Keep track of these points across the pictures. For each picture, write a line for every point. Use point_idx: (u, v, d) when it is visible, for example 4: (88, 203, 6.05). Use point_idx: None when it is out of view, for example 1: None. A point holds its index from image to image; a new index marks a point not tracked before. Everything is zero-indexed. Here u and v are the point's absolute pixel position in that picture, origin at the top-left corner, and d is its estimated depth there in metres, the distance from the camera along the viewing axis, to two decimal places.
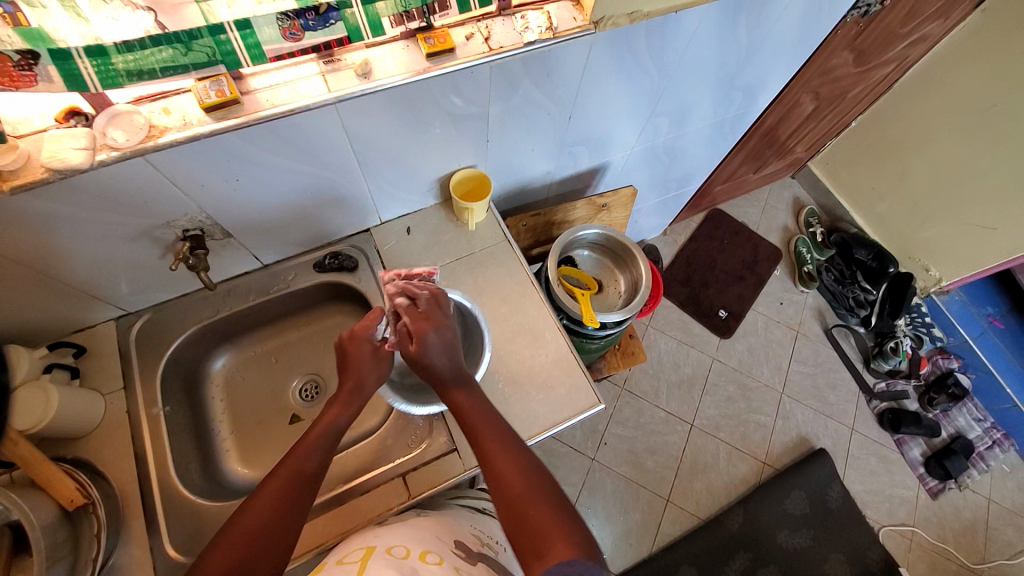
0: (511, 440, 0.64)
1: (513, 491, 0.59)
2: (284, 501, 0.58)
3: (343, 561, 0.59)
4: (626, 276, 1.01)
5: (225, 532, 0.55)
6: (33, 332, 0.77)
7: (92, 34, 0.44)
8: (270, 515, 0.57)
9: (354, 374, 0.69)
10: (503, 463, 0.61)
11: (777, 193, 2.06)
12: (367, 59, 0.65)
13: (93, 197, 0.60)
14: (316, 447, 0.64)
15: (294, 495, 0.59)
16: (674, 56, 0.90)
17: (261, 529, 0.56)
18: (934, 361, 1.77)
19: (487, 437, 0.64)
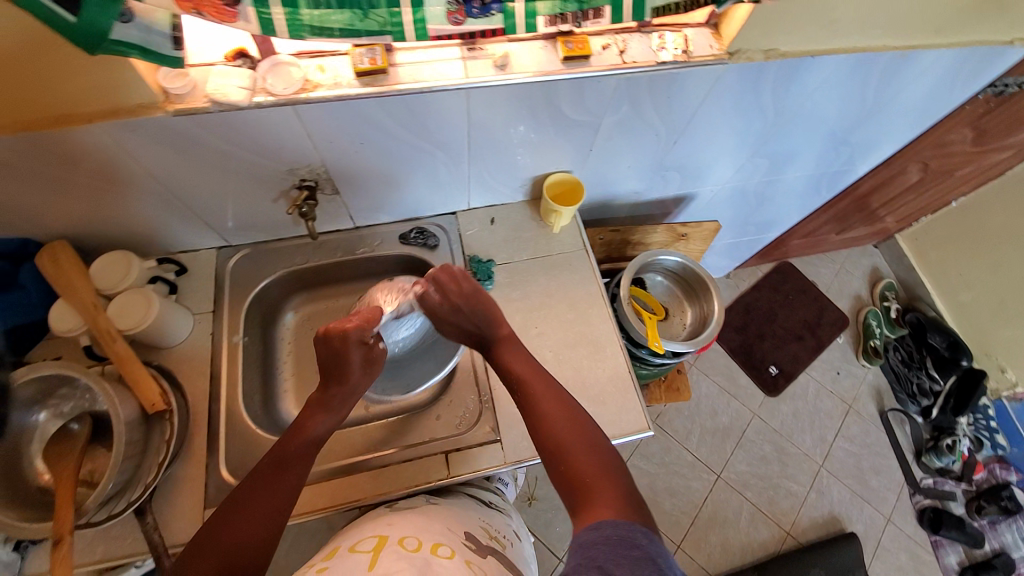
0: (565, 403, 0.69)
1: (562, 448, 0.65)
2: (282, 485, 0.63)
3: (355, 549, 0.60)
4: (695, 310, 1.00)
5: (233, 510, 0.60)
6: (149, 244, 0.84)
7: None
8: (270, 495, 0.62)
9: (343, 382, 0.72)
10: (553, 426, 0.67)
11: (855, 259, 1.97)
12: (507, 52, 0.68)
13: (239, 134, 0.66)
14: (307, 437, 0.69)
15: (291, 477, 0.64)
16: (796, 101, 0.89)
17: (263, 507, 0.61)
18: (991, 469, 1.64)
19: (541, 398, 0.70)
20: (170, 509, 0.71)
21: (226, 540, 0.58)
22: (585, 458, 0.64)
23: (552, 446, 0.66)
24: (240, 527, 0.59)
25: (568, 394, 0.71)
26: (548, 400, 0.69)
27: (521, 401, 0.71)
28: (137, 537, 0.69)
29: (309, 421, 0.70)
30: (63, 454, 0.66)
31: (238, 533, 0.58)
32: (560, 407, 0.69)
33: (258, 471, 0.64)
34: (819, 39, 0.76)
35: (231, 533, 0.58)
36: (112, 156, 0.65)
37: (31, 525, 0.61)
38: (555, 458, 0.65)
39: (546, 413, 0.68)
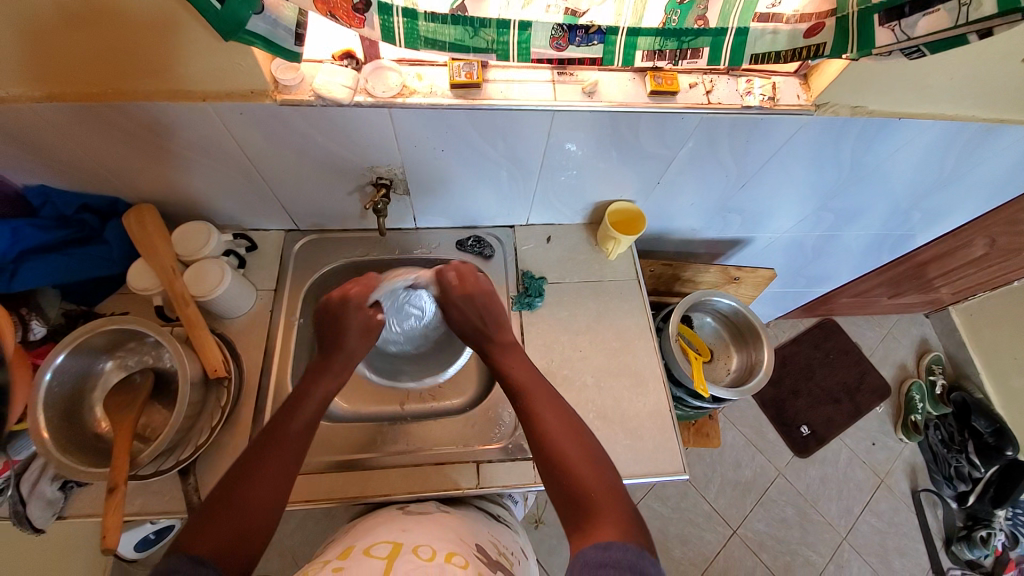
0: (567, 418, 0.69)
1: (565, 461, 0.64)
2: (280, 454, 0.63)
3: (371, 553, 0.56)
4: (742, 356, 0.98)
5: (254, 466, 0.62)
6: (226, 218, 0.89)
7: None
8: (276, 460, 0.63)
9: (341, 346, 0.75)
10: (553, 438, 0.67)
11: (904, 327, 1.89)
12: (596, 80, 0.70)
13: (333, 128, 0.69)
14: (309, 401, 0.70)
15: (292, 442, 0.65)
16: (874, 160, 0.88)
17: (273, 471, 0.62)
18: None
19: (544, 410, 0.69)
20: (209, 474, 0.73)
21: (239, 502, 0.58)
22: (587, 472, 0.63)
23: (553, 457, 0.65)
24: (251, 492, 0.59)
25: (570, 409, 0.71)
26: (551, 414, 0.69)
27: (524, 408, 0.71)
28: (175, 497, 0.71)
29: (309, 388, 0.71)
30: (123, 406, 0.67)
31: (250, 497, 0.59)
32: (563, 422, 0.68)
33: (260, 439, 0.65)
34: (908, 102, 0.75)
35: (244, 497, 0.59)
36: (214, 133, 0.70)
37: (87, 469, 0.64)
38: (555, 471, 0.64)
39: (547, 427, 0.68)
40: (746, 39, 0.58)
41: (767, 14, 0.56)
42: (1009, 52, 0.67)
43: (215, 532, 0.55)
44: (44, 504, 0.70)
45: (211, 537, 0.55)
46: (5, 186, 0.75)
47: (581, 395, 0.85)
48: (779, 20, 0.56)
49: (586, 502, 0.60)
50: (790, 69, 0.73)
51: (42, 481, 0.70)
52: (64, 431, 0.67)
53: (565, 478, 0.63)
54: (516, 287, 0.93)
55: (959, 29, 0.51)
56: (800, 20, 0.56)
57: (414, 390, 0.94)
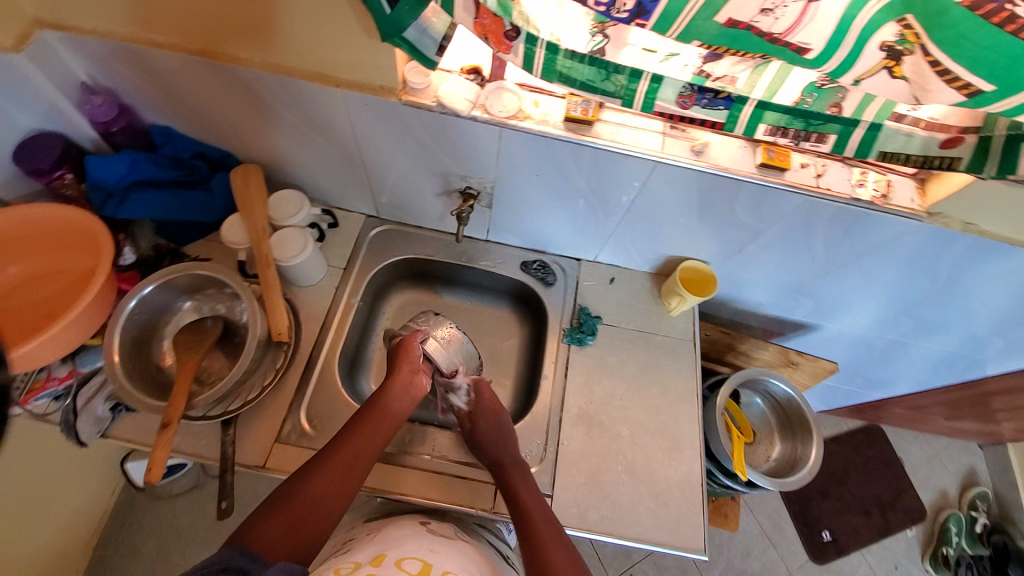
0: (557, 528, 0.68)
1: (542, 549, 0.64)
2: (345, 462, 0.65)
3: (402, 566, 0.58)
4: (786, 446, 0.93)
5: (317, 471, 0.64)
6: (317, 191, 0.93)
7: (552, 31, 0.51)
8: (345, 466, 0.65)
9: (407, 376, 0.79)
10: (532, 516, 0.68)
11: (955, 453, 1.75)
12: (707, 141, 0.70)
13: (443, 134, 0.72)
14: (378, 418, 0.72)
15: (362, 451, 0.67)
16: (974, 279, 0.83)
17: (336, 476, 0.64)
18: None
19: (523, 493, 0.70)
20: (247, 428, 0.76)
21: (300, 500, 0.60)
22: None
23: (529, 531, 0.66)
24: (312, 493, 0.62)
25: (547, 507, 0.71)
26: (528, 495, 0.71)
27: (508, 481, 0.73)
28: (211, 443, 0.74)
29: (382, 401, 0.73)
30: (191, 347, 0.71)
31: (310, 497, 0.61)
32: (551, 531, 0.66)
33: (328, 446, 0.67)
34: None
35: (306, 494, 0.61)
36: (332, 116, 0.74)
37: (142, 398, 0.68)
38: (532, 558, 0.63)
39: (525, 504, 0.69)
40: (877, 135, 0.56)
41: (904, 115, 0.55)
42: None
43: (273, 524, 0.57)
44: (93, 420, 0.74)
45: (266, 528, 0.57)
46: (134, 120, 0.82)
47: (613, 446, 0.83)
48: (916, 123, 0.55)
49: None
50: (909, 170, 0.70)
51: (96, 398, 0.74)
52: (131, 356, 0.71)
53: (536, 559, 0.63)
54: (570, 321, 0.93)
55: None
56: (938, 129, 0.54)
57: (447, 395, 0.95)
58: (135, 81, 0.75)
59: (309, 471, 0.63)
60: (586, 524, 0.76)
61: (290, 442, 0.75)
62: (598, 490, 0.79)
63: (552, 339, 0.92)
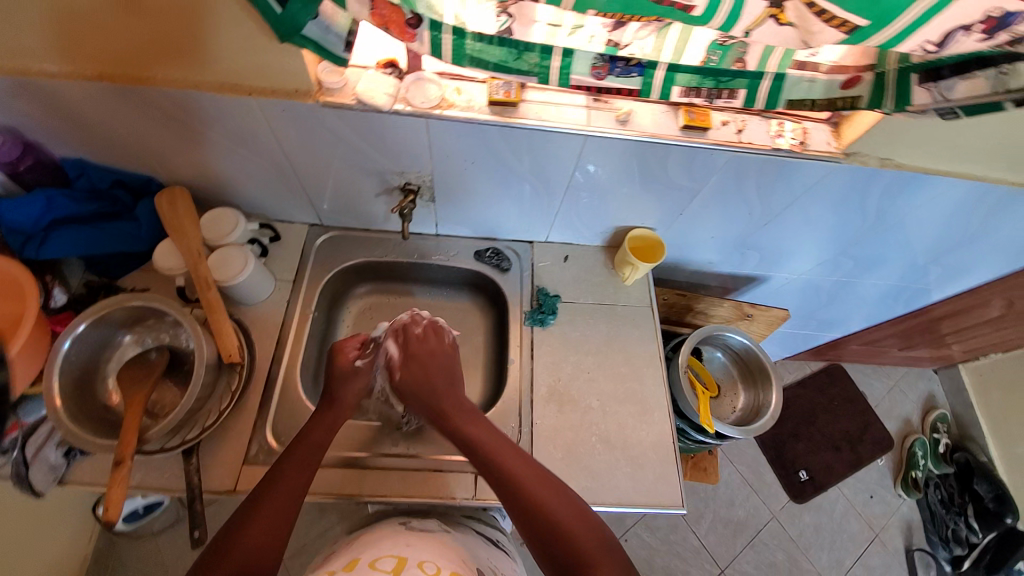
0: (536, 466, 0.67)
1: (529, 491, 0.64)
2: (283, 496, 0.63)
3: (376, 565, 0.62)
4: (749, 395, 0.97)
5: (252, 517, 0.60)
6: (254, 206, 0.91)
7: (456, 15, 0.50)
8: (280, 503, 0.62)
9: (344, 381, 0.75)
10: (529, 487, 0.64)
11: (912, 380, 1.86)
12: (630, 109, 0.71)
13: (369, 131, 0.71)
14: (311, 443, 0.69)
15: (298, 483, 0.65)
16: (899, 212, 0.88)
17: (272, 517, 0.61)
18: None
19: (515, 466, 0.66)
20: (213, 455, 0.74)
21: (238, 549, 0.58)
22: (558, 504, 0.63)
23: (536, 511, 0.63)
24: (248, 541, 0.58)
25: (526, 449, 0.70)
26: (517, 458, 0.67)
27: (479, 450, 0.68)
28: (177, 476, 0.73)
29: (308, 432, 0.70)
30: (136, 382, 0.69)
31: (246, 544, 0.58)
32: (529, 466, 0.66)
33: (259, 487, 0.64)
34: (937, 160, 0.75)
35: (242, 541, 0.58)
36: (254, 126, 0.72)
37: (91, 438, 0.65)
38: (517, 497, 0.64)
39: (515, 473, 0.65)
40: (783, 84, 0.59)
41: (805, 62, 0.57)
42: None
43: None
44: (46, 468, 0.71)
45: None
46: (46, 155, 0.78)
47: (583, 419, 0.85)
48: (817, 69, 0.57)
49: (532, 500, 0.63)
50: (822, 116, 0.74)
51: (46, 446, 0.71)
52: (75, 398, 0.68)
53: (545, 525, 0.62)
54: (529, 302, 0.94)
55: (997, 96, 0.50)
56: (838, 71, 0.57)
57: None
58: (38, 115, 0.71)
59: (243, 520, 0.60)
60: None
61: (258, 462, 0.74)
62: (574, 463, 0.81)
63: (513, 324, 0.92)
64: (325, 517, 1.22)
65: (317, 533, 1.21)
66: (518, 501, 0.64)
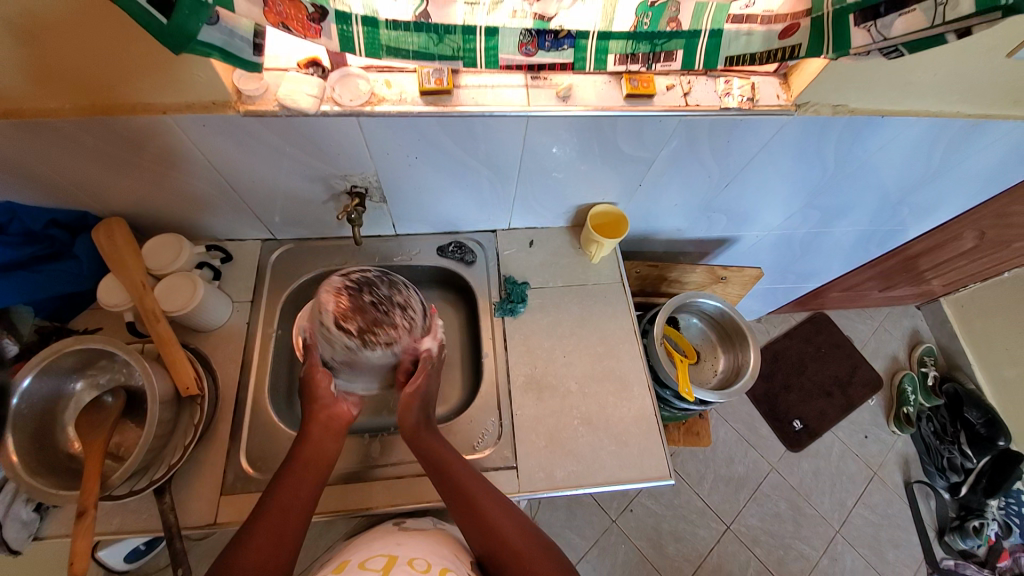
0: (488, 486, 0.69)
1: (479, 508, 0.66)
2: (278, 519, 0.62)
3: (366, 566, 0.62)
4: (729, 358, 0.97)
5: (249, 537, 0.60)
6: (199, 228, 0.87)
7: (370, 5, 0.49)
8: (286, 523, 0.62)
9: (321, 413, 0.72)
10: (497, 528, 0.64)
11: (894, 318, 1.88)
12: (571, 84, 0.68)
13: (301, 137, 0.67)
14: (303, 461, 0.68)
15: (298, 501, 0.64)
16: (859, 156, 0.86)
17: (274, 538, 0.60)
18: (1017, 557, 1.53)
19: (477, 497, 0.67)
20: (189, 490, 0.73)
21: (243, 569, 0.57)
22: (504, 519, 0.66)
23: (499, 542, 0.64)
24: (248, 559, 0.58)
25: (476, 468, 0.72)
26: (469, 480, 0.69)
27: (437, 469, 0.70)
28: (155, 515, 0.71)
29: (300, 449, 0.69)
30: (96, 428, 0.66)
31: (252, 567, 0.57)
32: (478, 483, 0.69)
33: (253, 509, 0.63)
34: (890, 100, 0.74)
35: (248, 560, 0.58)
36: (177, 146, 0.68)
37: (59, 492, 0.61)
38: (468, 510, 0.66)
39: (464, 484, 0.68)
40: (720, 41, 0.56)
41: (741, 15, 0.55)
42: (993, 48, 0.65)
43: None
44: (20, 526, 0.69)
45: None
46: None
47: (564, 404, 0.84)
48: (753, 20, 0.54)
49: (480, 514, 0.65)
50: (769, 68, 0.71)
51: (17, 503, 0.69)
52: (35, 454, 0.63)
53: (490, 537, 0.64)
54: (498, 292, 0.92)
55: (935, 29, 0.47)
56: (775, 21, 0.54)
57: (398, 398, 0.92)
58: None
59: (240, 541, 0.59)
60: (555, 484, 0.78)
61: (236, 491, 0.73)
62: (559, 448, 0.80)
63: (484, 316, 0.91)
64: (328, 529, 1.22)
65: (324, 545, 1.21)
66: (468, 514, 0.66)
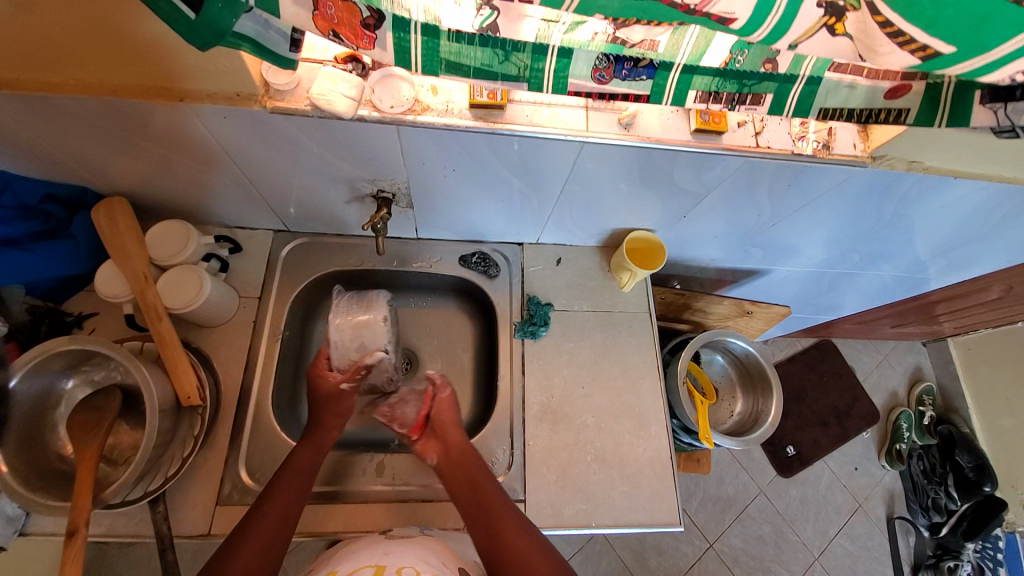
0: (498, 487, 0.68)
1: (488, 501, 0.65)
2: (274, 522, 0.61)
3: None
4: (748, 401, 0.94)
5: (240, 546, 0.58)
6: (208, 214, 0.80)
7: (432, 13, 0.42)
8: (268, 534, 0.60)
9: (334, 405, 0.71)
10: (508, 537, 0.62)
11: (898, 353, 1.87)
12: (636, 110, 0.62)
13: (332, 139, 0.61)
14: (296, 468, 0.66)
15: (282, 512, 0.62)
16: (916, 211, 0.81)
17: (265, 541, 0.59)
18: None
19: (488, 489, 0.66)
20: (182, 498, 0.69)
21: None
22: (509, 520, 0.63)
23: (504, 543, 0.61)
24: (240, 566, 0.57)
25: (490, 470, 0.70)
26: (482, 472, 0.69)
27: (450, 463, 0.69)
28: (145, 521, 0.68)
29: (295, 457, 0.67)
30: (88, 431, 0.60)
31: None
32: (488, 479, 0.68)
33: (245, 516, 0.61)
34: (968, 162, 0.68)
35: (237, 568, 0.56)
36: (191, 133, 0.61)
37: (48, 501, 0.57)
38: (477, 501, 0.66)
39: (476, 472, 0.68)
40: (817, 89, 0.49)
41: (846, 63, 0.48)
42: None
43: None
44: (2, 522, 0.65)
45: None
46: None
47: (579, 438, 0.80)
48: (858, 72, 0.48)
49: (487, 505, 0.65)
50: None
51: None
52: (24, 457, 0.59)
53: (493, 537, 0.62)
54: (519, 310, 0.87)
55: None
56: (882, 76, 0.48)
57: None
58: None
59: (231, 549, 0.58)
60: (562, 522, 0.75)
61: (232, 502, 0.69)
62: (569, 488, 0.77)
63: (502, 336, 0.86)
64: None
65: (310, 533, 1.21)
66: (475, 509, 0.65)
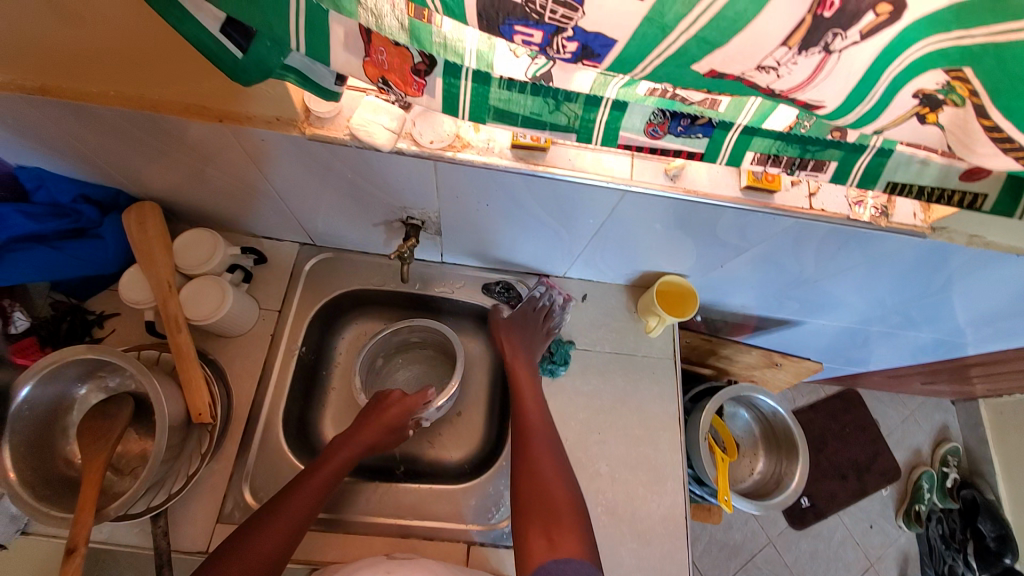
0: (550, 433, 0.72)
1: (533, 450, 0.70)
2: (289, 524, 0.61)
3: None
4: (770, 462, 0.89)
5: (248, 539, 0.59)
6: (235, 223, 0.79)
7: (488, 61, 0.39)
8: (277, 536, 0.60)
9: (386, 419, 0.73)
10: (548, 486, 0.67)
11: (927, 409, 1.78)
12: (684, 162, 0.59)
13: (368, 168, 0.59)
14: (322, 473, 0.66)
15: (300, 515, 0.62)
16: (969, 282, 0.76)
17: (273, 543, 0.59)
18: None
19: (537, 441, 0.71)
20: (184, 512, 0.68)
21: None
22: (547, 463, 0.69)
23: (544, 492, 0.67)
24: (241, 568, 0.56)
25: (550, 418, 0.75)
26: (535, 419, 0.73)
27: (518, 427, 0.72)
28: (145, 532, 0.67)
29: (336, 451, 0.69)
30: (96, 440, 0.60)
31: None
32: (543, 433, 0.72)
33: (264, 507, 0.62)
34: None
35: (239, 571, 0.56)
36: (227, 150, 0.60)
37: (49, 511, 0.56)
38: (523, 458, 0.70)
39: (530, 418, 0.73)
40: (886, 162, 0.46)
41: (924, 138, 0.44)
42: None
43: None
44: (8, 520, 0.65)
45: None
46: None
47: (591, 487, 0.77)
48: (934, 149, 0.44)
49: (527, 455, 0.70)
50: None
51: None
52: (32, 462, 0.58)
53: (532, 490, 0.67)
54: None
55: None
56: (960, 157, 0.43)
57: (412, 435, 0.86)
58: None
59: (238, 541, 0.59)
60: None
61: (233, 522, 0.68)
62: None
63: None
64: None
65: None
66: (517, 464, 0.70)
